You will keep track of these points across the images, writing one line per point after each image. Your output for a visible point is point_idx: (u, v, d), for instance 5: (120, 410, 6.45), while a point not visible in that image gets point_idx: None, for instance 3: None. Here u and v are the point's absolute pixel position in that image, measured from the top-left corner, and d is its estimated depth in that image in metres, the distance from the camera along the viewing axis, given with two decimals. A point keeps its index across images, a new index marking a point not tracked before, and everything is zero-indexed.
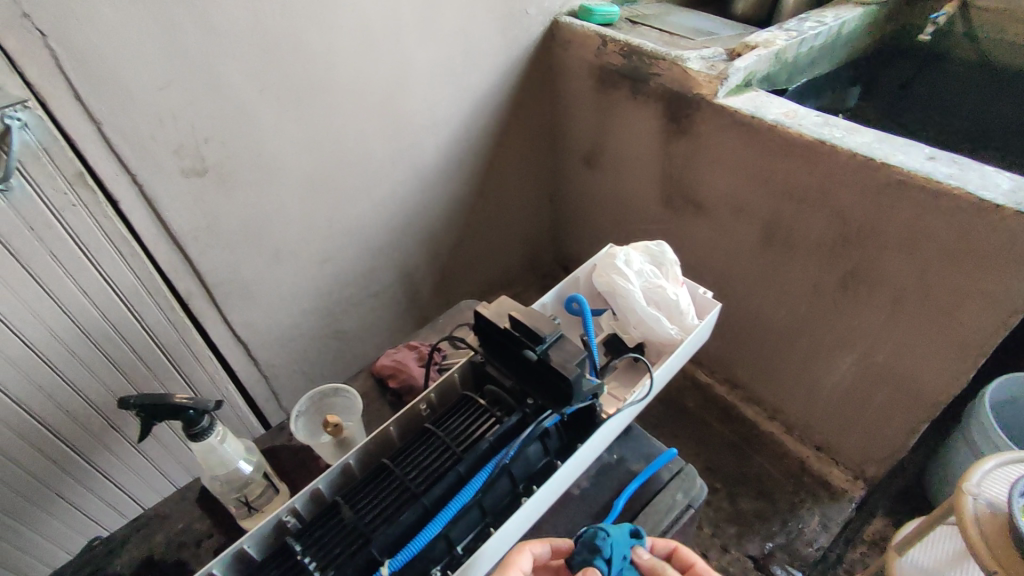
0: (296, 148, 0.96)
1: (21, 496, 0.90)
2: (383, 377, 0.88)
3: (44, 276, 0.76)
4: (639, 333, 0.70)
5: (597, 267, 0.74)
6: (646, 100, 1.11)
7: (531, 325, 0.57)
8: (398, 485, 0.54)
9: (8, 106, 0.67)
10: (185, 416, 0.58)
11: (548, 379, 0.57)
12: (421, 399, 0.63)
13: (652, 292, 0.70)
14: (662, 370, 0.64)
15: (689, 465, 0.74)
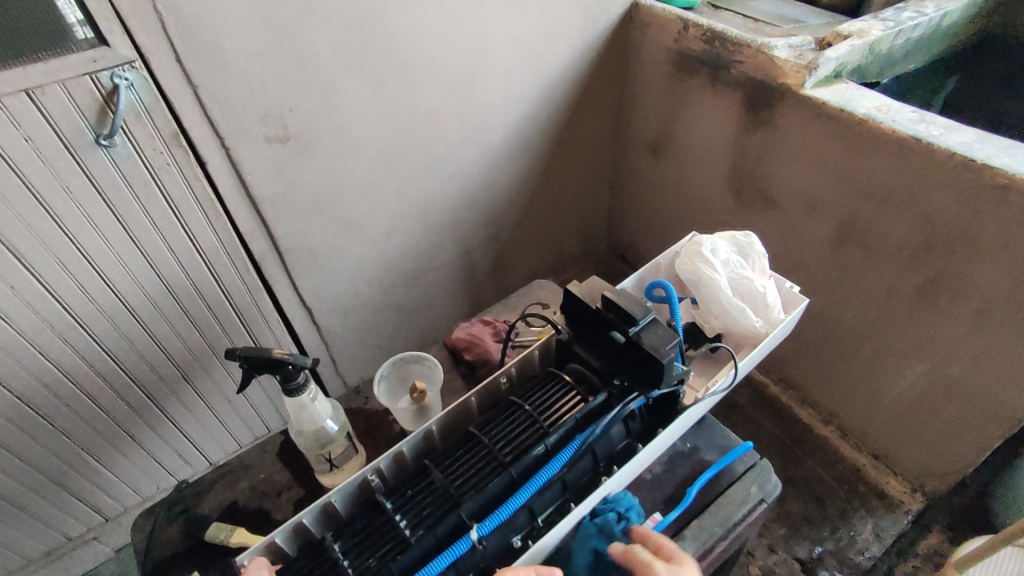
0: (372, 121, 0.98)
1: (101, 436, 0.97)
2: (458, 349, 0.91)
3: (136, 231, 0.81)
4: (720, 322, 0.70)
5: (681, 254, 0.73)
6: (724, 89, 1.08)
7: (624, 307, 0.58)
8: (487, 452, 0.59)
9: (118, 66, 0.70)
10: (284, 374, 0.65)
11: (637, 361, 0.58)
12: (501, 372, 0.68)
13: (738, 283, 0.69)
14: (747, 361, 0.66)
15: (764, 462, 0.78)
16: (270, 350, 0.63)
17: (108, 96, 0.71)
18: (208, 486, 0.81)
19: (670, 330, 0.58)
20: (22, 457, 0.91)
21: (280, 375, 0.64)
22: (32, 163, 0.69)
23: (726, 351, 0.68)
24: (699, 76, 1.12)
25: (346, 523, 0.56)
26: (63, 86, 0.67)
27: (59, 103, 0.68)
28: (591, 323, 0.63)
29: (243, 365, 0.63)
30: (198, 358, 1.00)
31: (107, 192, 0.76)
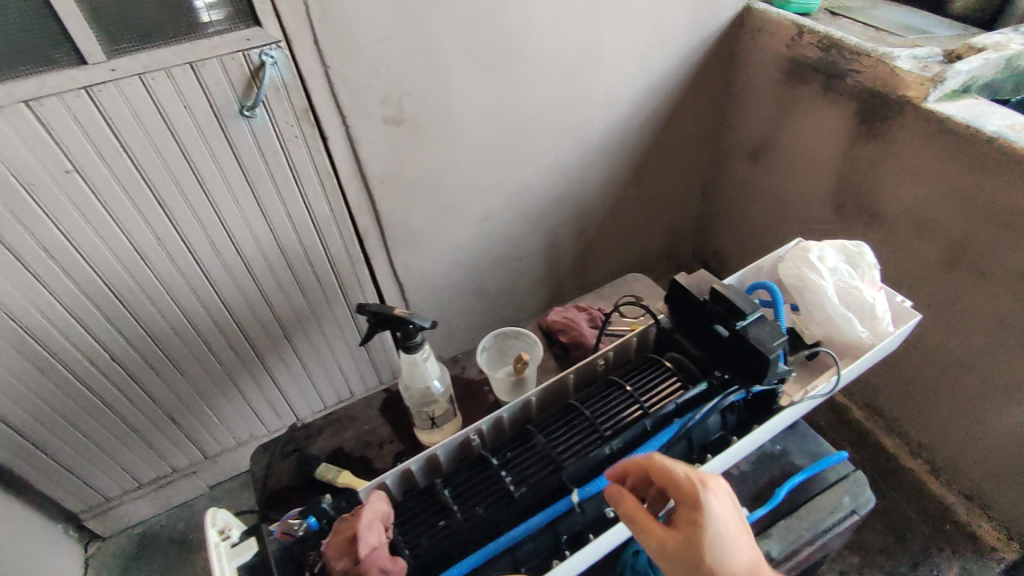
0: (480, 108, 1.02)
1: (209, 378, 1.09)
2: (553, 331, 0.94)
3: (262, 195, 0.90)
4: (822, 330, 0.72)
5: (785, 259, 0.76)
6: (836, 98, 1.05)
7: (733, 301, 0.63)
8: (588, 423, 0.65)
9: (267, 45, 0.78)
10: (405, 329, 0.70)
11: (738, 354, 0.63)
12: (598, 355, 0.75)
13: (846, 292, 0.71)
14: (850, 369, 0.67)
15: (858, 474, 0.78)
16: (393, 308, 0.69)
17: (255, 71, 0.78)
18: (318, 430, 0.89)
19: (776, 326, 0.62)
20: (146, 388, 1.04)
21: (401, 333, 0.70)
22: (188, 129, 0.79)
23: (829, 356, 0.69)
24: (811, 84, 1.09)
25: (456, 471, 0.64)
26: (220, 61, 0.76)
27: (216, 75, 0.76)
28: (696, 314, 0.70)
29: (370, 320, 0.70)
30: (299, 318, 1.09)
31: (243, 158, 0.85)
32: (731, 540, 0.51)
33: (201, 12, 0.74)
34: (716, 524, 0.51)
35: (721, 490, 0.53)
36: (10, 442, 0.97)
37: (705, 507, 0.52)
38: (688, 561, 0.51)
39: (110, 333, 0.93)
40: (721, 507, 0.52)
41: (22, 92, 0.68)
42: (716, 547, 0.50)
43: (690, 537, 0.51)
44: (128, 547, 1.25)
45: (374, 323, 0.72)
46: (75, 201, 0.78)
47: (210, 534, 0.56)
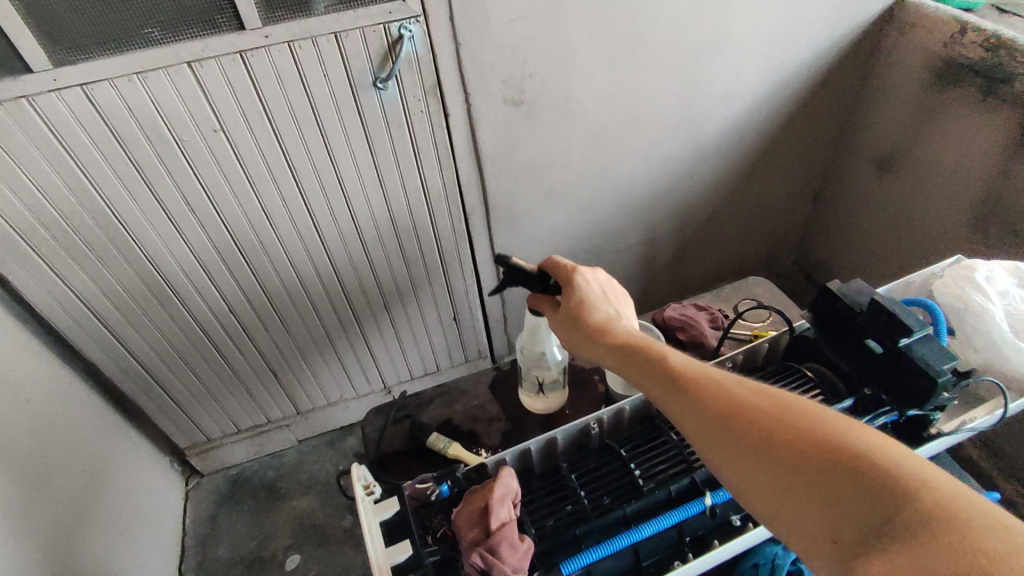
0: (599, 95, 1.01)
1: (312, 338, 1.14)
2: (671, 328, 0.97)
3: (383, 166, 0.93)
4: (982, 357, 0.76)
5: (945, 276, 0.82)
6: (995, 107, 0.96)
7: (900, 319, 0.70)
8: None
9: (406, 19, 0.79)
10: (541, 281, 0.78)
11: (892, 373, 0.72)
12: (729, 357, 0.85)
13: (1016, 320, 0.75)
14: (1018, 403, 0.72)
15: None
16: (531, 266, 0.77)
17: (393, 45, 0.81)
18: (428, 400, 1.00)
19: (942, 348, 0.69)
20: (255, 340, 1.10)
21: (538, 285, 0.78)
22: (325, 100, 0.82)
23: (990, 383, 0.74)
24: (966, 88, 0.99)
25: (592, 459, 0.77)
26: (361, 32, 0.78)
27: (356, 47, 0.79)
28: (839, 323, 0.77)
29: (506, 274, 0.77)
30: (400, 290, 1.12)
31: (370, 129, 0.87)
32: (601, 298, 0.76)
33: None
34: (591, 285, 0.76)
35: (596, 271, 0.79)
36: (136, 376, 1.06)
37: (579, 274, 0.77)
38: (572, 306, 0.74)
39: (231, 285, 1.00)
40: (595, 278, 0.77)
41: (187, 53, 0.73)
42: (592, 295, 0.75)
43: (573, 292, 0.75)
44: (223, 487, 1.34)
45: (507, 279, 0.79)
46: (218, 159, 0.83)
47: (358, 489, 0.68)
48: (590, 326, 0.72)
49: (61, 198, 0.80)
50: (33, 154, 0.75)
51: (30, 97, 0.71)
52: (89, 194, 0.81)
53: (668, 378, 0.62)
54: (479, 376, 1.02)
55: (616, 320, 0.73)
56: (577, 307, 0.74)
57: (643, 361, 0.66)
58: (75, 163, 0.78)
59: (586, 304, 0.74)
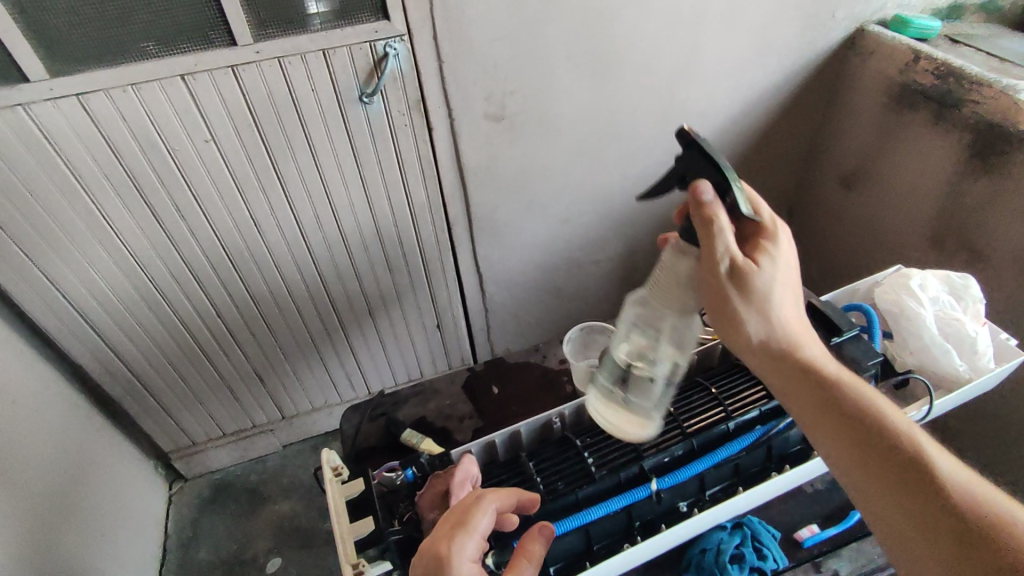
0: (577, 113, 1.05)
1: (299, 345, 1.17)
2: None
3: (368, 177, 0.96)
4: (915, 358, 0.78)
5: (884, 285, 0.84)
6: (948, 128, 1.01)
7: (834, 321, 0.76)
8: (672, 420, 0.79)
9: (391, 38, 0.84)
10: (719, 171, 0.59)
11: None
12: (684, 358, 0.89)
13: (945, 323, 0.77)
14: (941, 402, 0.74)
15: None
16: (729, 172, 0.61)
17: (378, 61, 0.85)
18: (404, 399, 1.00)
19: (870, 347, 0.75)
20: (242, 345, 1.13)
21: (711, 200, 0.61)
22: (313, 112, 0.86)
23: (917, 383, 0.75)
24: (922, 112, 1.05)
25: (547, 446, 0.79)
26: (348, 49, 0.83)
27: (344, 64, 0.83)
28: None
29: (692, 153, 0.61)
30: (385, 297, 1.16)
31: (356, 141, 0.91)
32: (789, 287, 0.65)
33: (310, 5, 0.80)
34: (785, 264, 0.65)
35: (789, 245, 0.66)
36: (123, 379, 1.08)
37: (778, 246, 0.65)
38: (759, 280, 0.63)
39: (218, 289, 1.02)
40: (791, 256, 0.66)
41: (180, 66, 0.77)
42: (782, 280, 0.64)
43: (764, 265, 0.63)
44: (206, 490, 1.36)
45: (678, 160, 0.62)
46: (208, 166, 0.87)
47: (326, 470, 0.73)
48: (767, 332, 0.64)
49: (55, 204, 0.83)
50: (28, 160, 0.78)
51: (27, 105, 0.74)
52: (82, 199, 0.84)
53: (844, 420, 0.59)
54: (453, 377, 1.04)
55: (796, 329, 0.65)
56: (761, 293, 0.63)
57: (817, 388, 0.62)
58: (69, 169, 0.81)
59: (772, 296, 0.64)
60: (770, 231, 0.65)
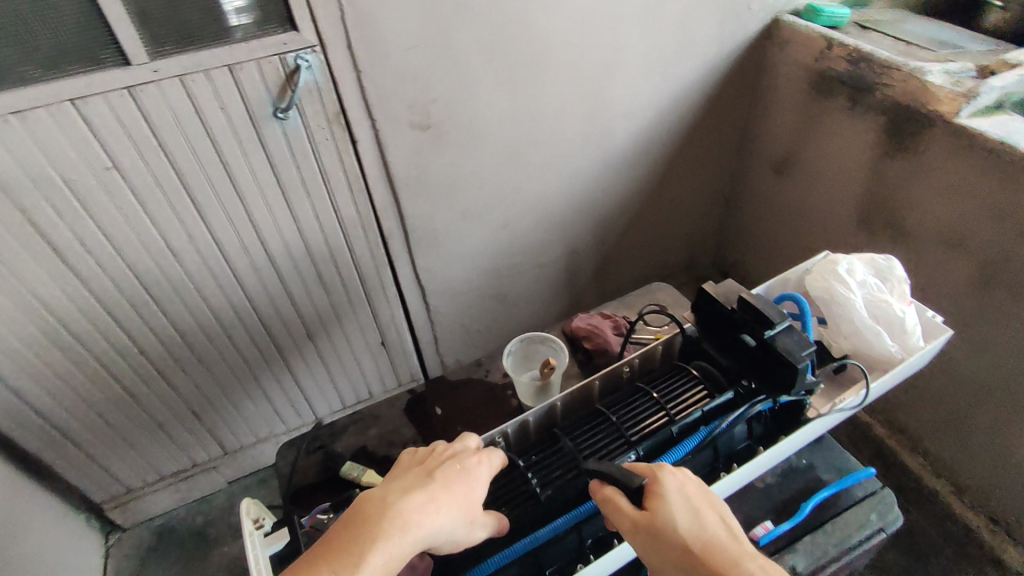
0: (506, 117, 1.03)
1: (234, 376, 1.10)
2: (578, 337, 1.02)
3: (291, 197, 0.92)
4: (849, 343, 0.74)
5: (812, 271, 0.78)
6: (865, 113, 1.05)
7: (762, 311, 0.66)
8: (615, 430, 0.70)
9: (302, 49, 0.80)
10: (756, 322, 0.66)
11: (767, 365, 0.68)
12: (625, 363, 0.81)
13: (874, 306, 0.73)
14: (879, 383, 0.70)
15: (886, 491, 0.79)
16: (772, 309, 0.66)
17: (291, 75, 0.80)
18: (343, 428, 0.95)
19: (803, 336, 0.66)
20: (174, 385, 1.05)
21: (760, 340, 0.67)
22: (225, 133, 0.81)
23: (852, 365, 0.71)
24: (839, 98, 1.08)
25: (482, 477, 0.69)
26: (257, 64, 0.78)
27: (252, 79, 0.79)
28: (716, 322, 0.74)
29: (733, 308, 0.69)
30: (322, 318, 1.10)
31: (275, 159, 0.86)
32: (694, 514, 0.55)
33: (231, 16, 0.75)
34: (677, 495, 0.56)
35: (683, 479, 0.58)
36: (41, 434, 0.99)
37: (664, 485, 0.57)
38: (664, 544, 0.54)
39: (141, 328, 0.95)
40: (681, 483, 0.57)
41: (70, 90, 0.70)
42: (681, 514, 0.55)
43: (652, 515, 0.55)
44: (147, 540, 1.27)
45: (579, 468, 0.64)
46: (113, 197, 0.80)
47: (245, 522, 0.65)
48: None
49: None
50: None
51: None
52: None
53: None
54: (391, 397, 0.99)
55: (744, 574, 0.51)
56: (667, 549, 0.54)
57: None
58: None
59: (681, 544, 0.54)
60: (651, 476, 0.58)
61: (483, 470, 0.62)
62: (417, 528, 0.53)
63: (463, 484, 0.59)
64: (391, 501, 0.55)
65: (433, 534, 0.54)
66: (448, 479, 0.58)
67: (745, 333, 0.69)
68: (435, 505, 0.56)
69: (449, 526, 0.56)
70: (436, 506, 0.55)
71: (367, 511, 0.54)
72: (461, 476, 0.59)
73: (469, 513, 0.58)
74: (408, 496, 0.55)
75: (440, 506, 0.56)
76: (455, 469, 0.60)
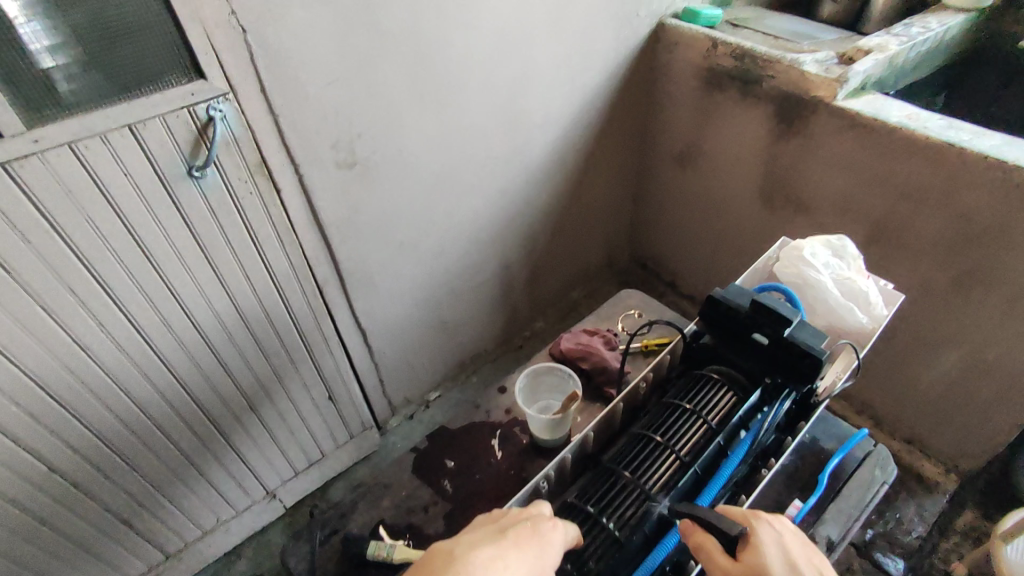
0: (430, 143, 1.01)
1: (170, 470, 0.96)
2: (572, 358, 0.98)
3: (218, 261, 0.82)
4: (824, 320, 0.78)
5: (781, 260, 0.82)
6: (754, 102, 1.15)
7: (780, 313, 0.67)
8: (665, 450, 0.69)
9: (213, 98, 0.72)
10: (778, 323, 0.67)
11: (787, 360, 0.69)
12: (640, 378, 0.80)
13: (841, 283, 0.78)
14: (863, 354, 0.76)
15: (881, 447, 0.87)
16: (786, 308, 0.68)
17: (204, 128, 0.72)
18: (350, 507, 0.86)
19: (816, 328, 0.69)
20: (98, 498, 0.90)
21: (777, 339, 0.68)
22: (132, 201, 0.71)
23: (845, 345, 0.76)
24: (728, 91, 1.18)
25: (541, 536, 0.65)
26: (163, 119, 0.69)
27: (159, 136, 0.69)
28: (726, 322, 0.74)
29: (746, 311, 0.70)
30: (263, 385, 1.00)
31: (194, 222, 0.77)
32: (796, 569, 0.55)
33: (43, 56, 0.61)
34: (776, 549, 0.56)
35: (777, 531, 0.58)
36: None
37: (762, 537, 0.57)
38: None
39: (52, 444, 0.79)
40: (779, 536, 0.57)
41: None
42: (781, 568, 0.55)
43: (754, 570, 0.55)
44: None
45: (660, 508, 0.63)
46: None
47: None
48: None
49: None
50: None
51: None
52: None
53: None
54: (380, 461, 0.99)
55: None
56: None
57: None
58: None
59: None
60: (749, 528, 0.58)
61: (560, 533, 0.58)
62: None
63: (534, 545, 0.55)
64: (459, 552, 0.54)
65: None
66: (519, 537, 0.56)
67: (759, 333, 0.70)
68: (501, 561, 0.53)
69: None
70: (503, 563, 0.53)
71: (433, 564, 0.54)
72: (534, 535, 0.56)
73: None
74: (474, 551, 0.54)
75: (507, 563, 0.53)
76: (528, 528, 0.57)
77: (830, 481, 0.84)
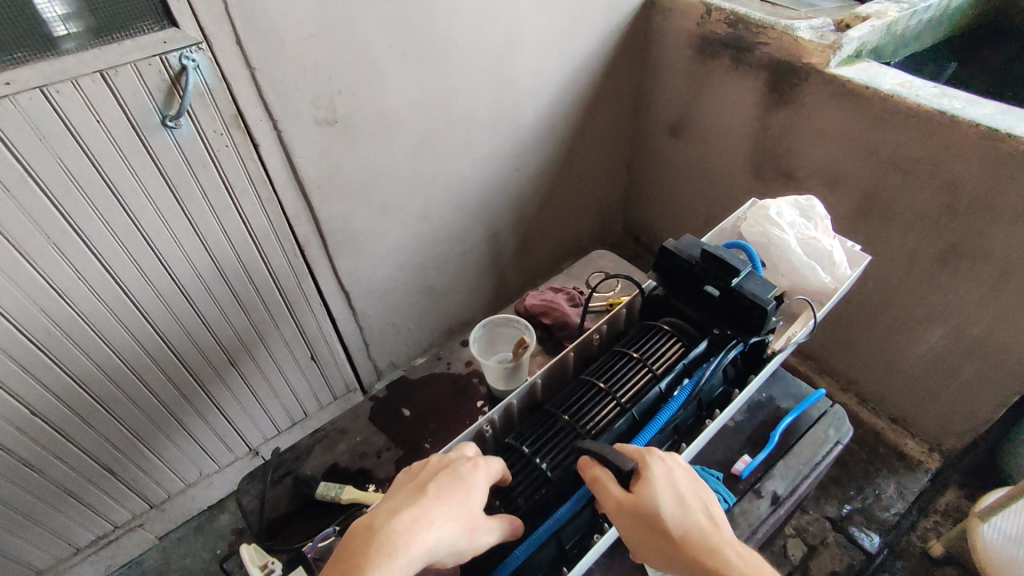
0: (413, 104, 1.00)
1: (151, 421, 0.99)
2: (536, 314, 1.09)
3: (194, 214, 0.83)
4: (788, 280, 0.81)
5: (748, 219, 0.85)
6: (747, 70, 1.13)
7: (728, 262, 0.71)
8: (607, 396, 0.72)
9: (186, 47, 0.71)
10: (727, 272, 0.71)
11: (734, 311, 0.73)
12: (595, 330, 0.83)
13: (806, 243, 0.81)
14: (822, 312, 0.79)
15: (835, 408, 0.93)
16: (736, 257, 0.71)
17: (176, 77, 0.72)
18: (308, 449, 1.01)
19: (764, 279, 0.72)
20: (80, 444, 0.92)
21: (726, 287, 0.72)
22: (105, 148, 0.71)
23: (802, 301, 0.79)
24: (721, 59, 1.16)
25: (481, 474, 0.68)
26: (134, 67, 0.68)
27: (131, 84, 0.69)
28: (680, 276, 0.77)
29: (699, 262, 0.74)
30: (244, 341, 1.02)
31: (169, 172, 0.77)
32: (680, 501, 0.60)
33: (56, 25, 0.64)
34: (664, 482, 0.61)
35: (667, 467, 0.62)
36: None
37: (652, 471, 0.61)
38: (649, 525, 0.58)
39: (31, 389, 0.81)
40: (669, 472, 0.62)
41: None
42: (666, 499, 0.59)
43: (641, 498, 0.59)
44: None
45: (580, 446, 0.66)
46: None
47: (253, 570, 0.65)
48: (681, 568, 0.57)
49: None
50: None
51: None
52: None
53: None
54: (357, 411, 1.08)
55: (720, 557, 0.56)
56: (652, 529, 0.58)
57: None
58: None
59: (664, 526, 0.58)
60: (640, 463, 0.62)
61: (479, 475, 0.61)
62: (408, 544, 0.53)
63: (457, 494, 0.58)
64: (379, 525, 0.55)
65: (431, 547, 0.54)
66: (441, 490, 0.58)
67: (711, 283, 0.74)
68: (427, 518, 0.55)
69: (447, 535, 0.55)
70: (429, 520, 0.55)
71: (356, 541, 0.54)
72: (455, 484, 0.59)
73: (469, 519, 0.58)
74: (397, 516, 0.56)
75: (433, 519, 0.56)
76: (447, 479, 0.60)
77: (782, 440, 0.91)
